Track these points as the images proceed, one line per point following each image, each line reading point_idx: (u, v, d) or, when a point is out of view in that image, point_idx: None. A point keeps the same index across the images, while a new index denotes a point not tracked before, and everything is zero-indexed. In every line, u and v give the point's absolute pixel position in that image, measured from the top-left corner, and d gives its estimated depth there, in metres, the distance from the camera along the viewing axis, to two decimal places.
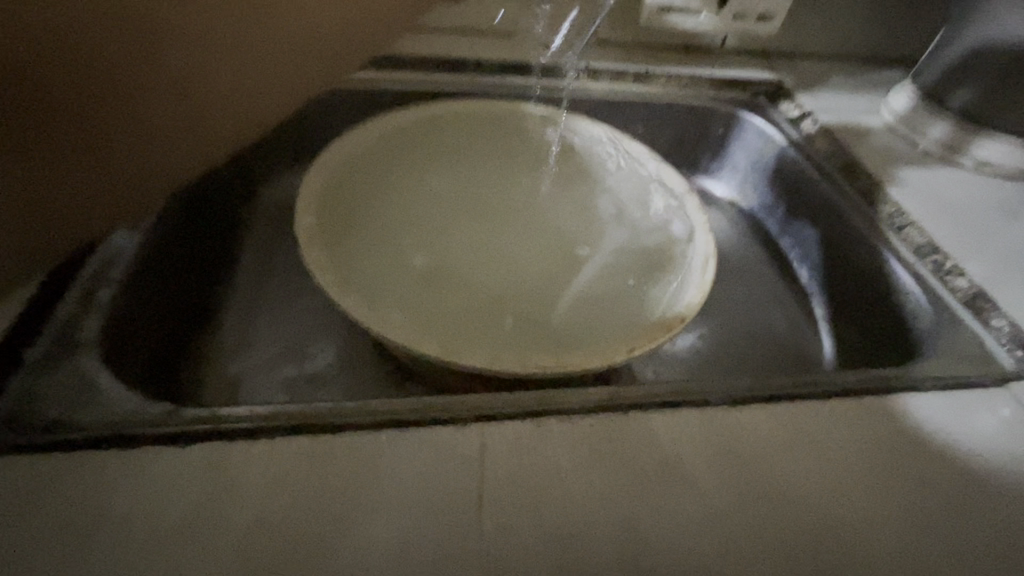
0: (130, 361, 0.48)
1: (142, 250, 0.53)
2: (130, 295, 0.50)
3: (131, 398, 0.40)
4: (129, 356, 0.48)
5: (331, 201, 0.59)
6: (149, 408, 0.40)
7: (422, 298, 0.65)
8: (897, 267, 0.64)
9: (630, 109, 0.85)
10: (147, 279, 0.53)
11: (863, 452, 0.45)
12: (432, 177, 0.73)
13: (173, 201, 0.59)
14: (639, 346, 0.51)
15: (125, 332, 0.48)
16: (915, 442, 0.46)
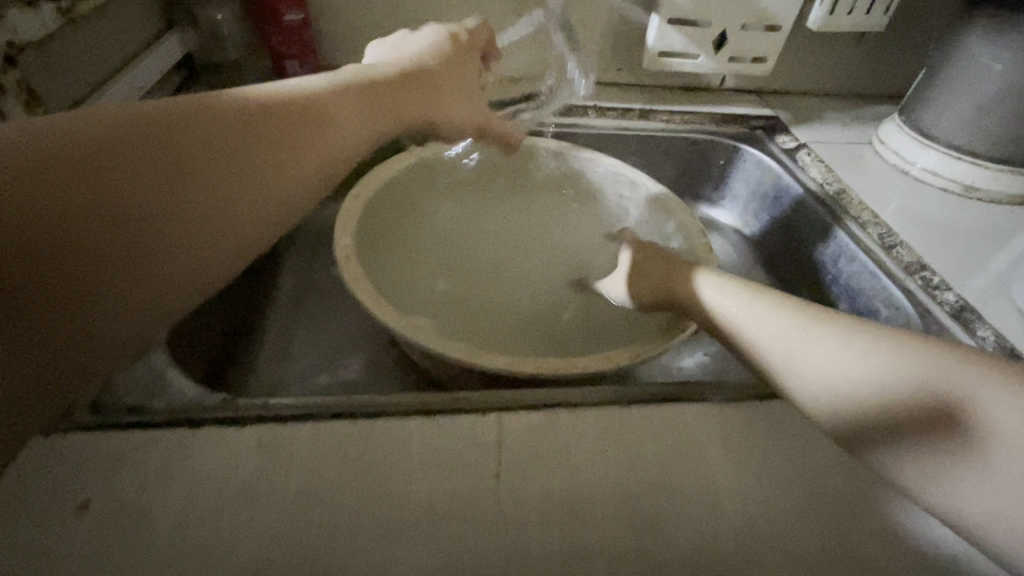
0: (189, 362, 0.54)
1: None
2: None
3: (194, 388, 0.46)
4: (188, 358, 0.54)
5: (367, 224, 0.67)
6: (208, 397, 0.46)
7: (445, 313, 0.71)
8: (887, 283, 0.68)
9: (635, 143, 0.93)
10: None
11: None
12: (456, 204, 0.80)
13: None
14: (642, 351, 0.56)
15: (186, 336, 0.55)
16: None
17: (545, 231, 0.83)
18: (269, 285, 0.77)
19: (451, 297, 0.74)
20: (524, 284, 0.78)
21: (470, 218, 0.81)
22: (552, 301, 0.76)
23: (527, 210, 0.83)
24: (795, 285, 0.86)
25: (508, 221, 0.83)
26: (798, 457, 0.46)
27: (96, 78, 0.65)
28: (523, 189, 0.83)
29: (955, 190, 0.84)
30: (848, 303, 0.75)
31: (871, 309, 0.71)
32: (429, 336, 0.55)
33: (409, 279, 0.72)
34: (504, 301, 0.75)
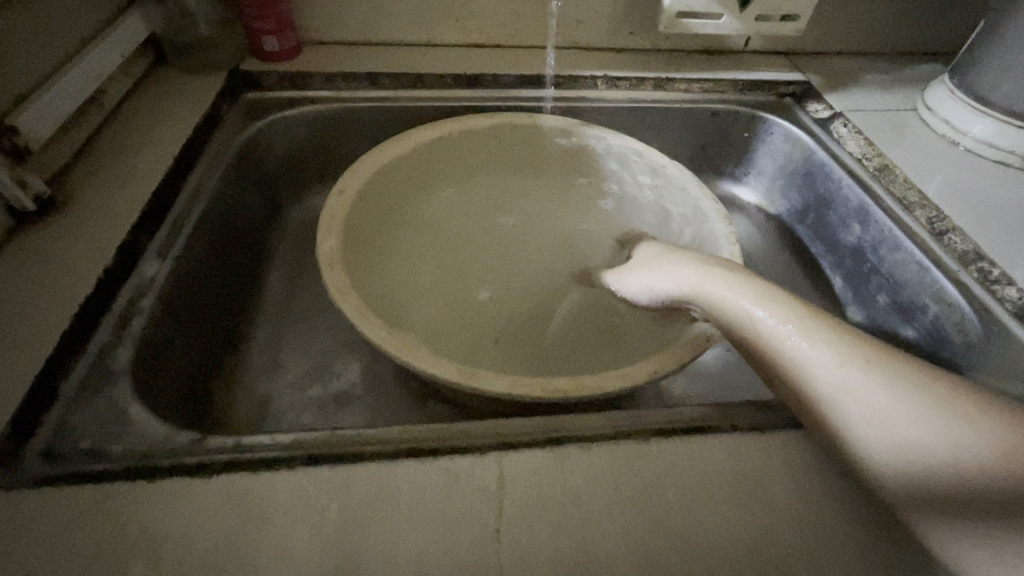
0: (160, 389, 0.49)
1: (173, 276, 0.53)
2: (161, 322, 0.50)
3: (159, 427, 0.41)
4: (159, 385, 0.49)
5: (355, 223, 0.60)
6: (175, 438, 0.41)
7: (441, 318, 0.65)
8: (939, 277, 0.60)
9: (650, 117, 0.84)
10: (181, 304, 0.54)
11: None
12: (453, 193, 0.74)
13: (208, 227, 0.61)
14: (663, 366, 0.49)
15: (156, 359, 0.49)
16: None
17: (553, 221, 0.77)
18: (258, 286, 0.72)
19: (450, 300, 0.68)
20: (530, 282, 0.72)
21: (469, 208, 0.75)
22: (561, 301, 0.70)
23: (532, 198, 0.77)
24: (828, 273, 0.79)
25: (510, 212, 0.77)
26: (843, 494, 0.41)
27: (46, 67, 0.59)
28: (526, 175, 0.76)
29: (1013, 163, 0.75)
30: (891, 296, 0.68)
31: (918, 304, 0.63)
32: (424, 353, 0.50)
33: (404, 281, 0.66)
34: (508, 302, 0.70)
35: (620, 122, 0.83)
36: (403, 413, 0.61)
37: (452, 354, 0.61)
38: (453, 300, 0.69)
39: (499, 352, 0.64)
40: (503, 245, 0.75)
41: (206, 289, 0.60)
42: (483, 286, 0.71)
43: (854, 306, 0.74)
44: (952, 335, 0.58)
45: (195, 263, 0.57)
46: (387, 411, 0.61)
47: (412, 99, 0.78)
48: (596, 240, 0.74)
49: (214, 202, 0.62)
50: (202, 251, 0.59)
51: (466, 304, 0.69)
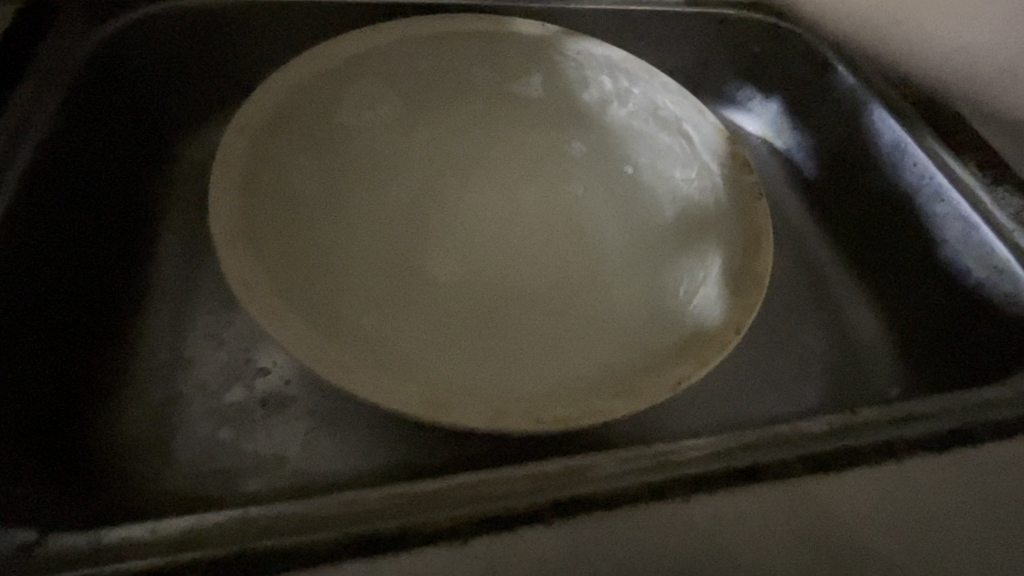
0: None
1: None
2: None
3: None
4: None
5: (249, 187, 0.43)
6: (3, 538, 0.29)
7: (356, 301, 0.45)
8: (987, 231, 0.49)
9: (649, 26, 0.65)
10: None
11: (969, 510, 0.35)
12: (388, 123, 0.54)
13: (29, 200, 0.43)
14: (684, 371, 0.39)
15: None
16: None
17: (519, 161, 0.56)
18: (141, 254, 0.53)
19: (368, 279, 0.46)
20: (483, 242, 0.52)
21: (409, 145, 0.54)
22: (527, 270, 0.50)
23: (484, 123, 0.56)
24: (841, 221, 0.63)
25: (459, 147, 0.55)
26: (900, 535, 0.33)
27: None
28: (482, 103, 0.56)
29: None
30: (918, 255, 0.55)
31: (958, 268, 0.52)
32: (372, 374, 0.37)
33: (322, 253, 0.46)
34: (454, 278, 0.49)
35: (612, 35, 0.65)
36: (351, 419, 0.48)
37: (384, 354, 0.42)
38: (361, 272, 0.47)
39: (444, 355, 0.43)
40: (445, 192, 0.53)
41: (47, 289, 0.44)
42: (410, 250, 0.49)
43: (871, 266, 0.60)
44: (995, 305, 0.49)
45: (20, 255, 0.42)
46: (332, 418, 0.48)
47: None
48: (575, 181, 0.55)
49: (46, 157, 0.45)
50: (36, 231, 0.43)
51: (390, 289, 0.46)
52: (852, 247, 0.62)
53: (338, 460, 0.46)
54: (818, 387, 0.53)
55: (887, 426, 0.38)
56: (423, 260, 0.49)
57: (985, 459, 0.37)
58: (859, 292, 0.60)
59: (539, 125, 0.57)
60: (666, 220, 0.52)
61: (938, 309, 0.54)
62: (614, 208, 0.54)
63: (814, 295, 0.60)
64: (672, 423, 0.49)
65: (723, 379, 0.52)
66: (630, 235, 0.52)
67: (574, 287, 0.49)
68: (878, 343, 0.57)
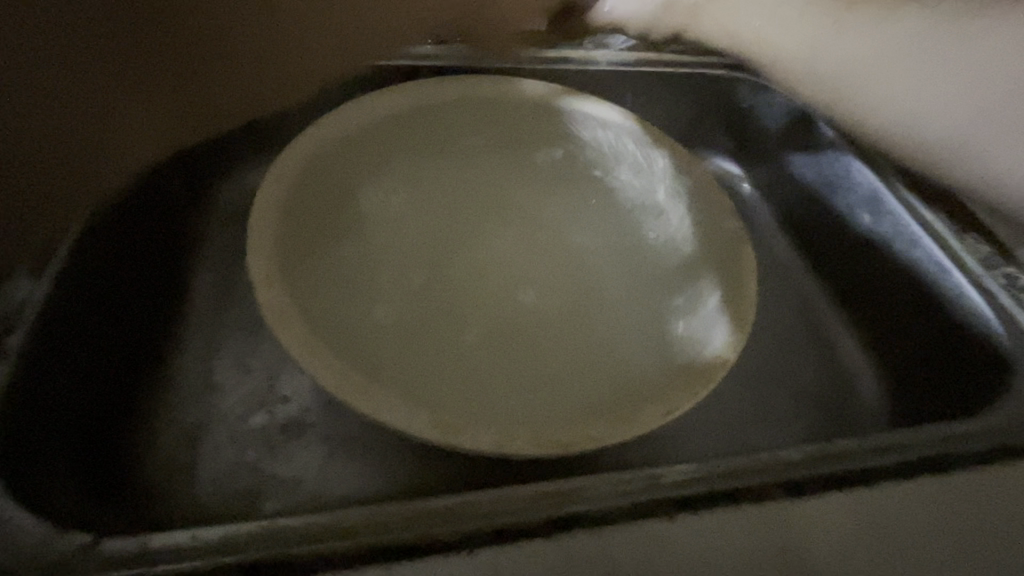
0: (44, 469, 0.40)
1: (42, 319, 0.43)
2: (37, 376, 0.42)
3: (39, 527, 0.33)
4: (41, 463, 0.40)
5: (280, 231, 0.47)
6: (60, 541, 0.33)
7: (374, 334, 0.49)
8: (959, 278, 0.53)
9: (644, 85, 0.70)
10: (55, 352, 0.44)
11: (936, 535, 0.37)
12: (406, 172, 0.59)
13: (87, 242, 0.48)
14: (673, 404, 0.42)
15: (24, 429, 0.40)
16: (990, 523, 0.38)
17: (525, 207, 0.61)
18: (178, 290, 0.58)
19: (386, 314, 0.51)
20: (492, 282, 0.56)
21: (424, 192, 0.59)
22: (531, 307, 0.55)
23: (493, 172, 0.61)
24: (825, 264, 0.67)
25: (469, 194, 0.60)
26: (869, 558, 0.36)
27: None
28: (491, 155, 0.61)
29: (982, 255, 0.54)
30: (897, 299, 0.59)
31: (933, 312, 0.55)
32: (389, 401, 0.41)
33: (343, 291, 0.50)
34: (465, 311, 0.53)
35: (611, 93, 0.71)
36: (364, 444, 0.51)
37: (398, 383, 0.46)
38: (379, 308, 0.51)
39: (454, 384, 0.47)
40: (457, 235, 0.58)
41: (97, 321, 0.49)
42: (426, 288, 0.54)
43: (853, 307, 0.64)
44: (969, 347, 0.52)
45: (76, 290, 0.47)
46: (347, 443, 0.51)
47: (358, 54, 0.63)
48: (576, 226, 0.60)
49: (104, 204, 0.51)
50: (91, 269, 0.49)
51: (406, 324, 0.51)
52: (836, 289, 0.66)
53: (354, 483, 0.49)
54: (804, 421, 0.56)
55: (861, 455, 0.41)
56: (435, 297, 0.54)
57: (952, 488, 0.39)
58: (845, 332, 0.63)
59: (543, 175, 0.62)
60: (658, 262, 0.56)
61: (916, 350, 0.57)
62: (610, 251, 0.58)
63: (800, 334, 0.63)
64: (665, 452, 0.51)
65: (715, 412, 0.55)
66: (625, 276, 0.56)
67: (575, 324, 0.53)
68: (863, 379, 0.60)
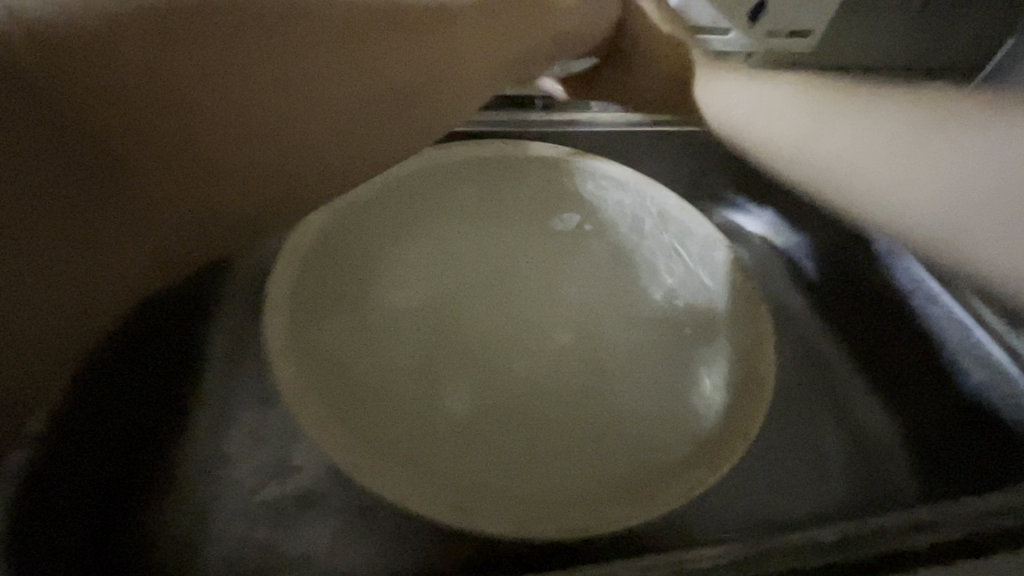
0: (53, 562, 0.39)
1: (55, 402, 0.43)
2: None
3: None
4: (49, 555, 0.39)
5: (294, 307, 0.47)
6: None
7: (387, 406, 0.49)
8: (985, 340, 0.55)
9: (650, 144, 0.71)
10: None
11: None
12: (420, 239, 0.60)
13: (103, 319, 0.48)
14: (699, 479, 0.41)
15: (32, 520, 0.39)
16: None
17: (539, 269, 0.61)
18: (189, 359, 0.58)
19: (399, 384, 0.51)
20: (506, 346, 0.56)
21: (436, 257, 0.60)
22: (546, 372, 0.55)
23: (503, 236, 0.62)
24: (841, 317, 0.66)
25: (481, 258, 0.61)
26: None
27: None
28: (502, 218, 0.62)
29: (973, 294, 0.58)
30: (918, 357, 0.60)
31: (960, 370, 0.57)
32: (405, 483, 0.40)
33: (356, 361, 0.51)
34: (479, 379, 0.53)
35: (617, 153, 0.72)
36: (378, 518, 0.50)
37: (410, 458, 0.44)
38: (394, 377, 0.51)
39: (475, 457, 0.47)
40: (470, 298, 0.59)
41: None
42: (439, 355, 0.54)
43: (872, 362, 0.63)
44: (997, 407, 0.54)
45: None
46: (359, 517, 0.50)
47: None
48: (588, 289, 0.60)
49: None
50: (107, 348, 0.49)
51: (420, 395, 0.51)
52: (854, 343, 0.64)
53: (366, 561, 0.48)
54: (830, 488, 0.54)
55: (896, 535, 0.39)
56: (450, 366, 0.54)
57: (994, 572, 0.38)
58: (869, 391, 0.61)
59: (555, 235, 0.63)
60: (671, 324, 0.56)
61: (940, 408, 0.58)
62: (623, 314, 0.58)
63: (818, 395, 0.61)
64: (685, 524, 0.50)
65: (736, 480, 0.53)
66: (639, 341, 0.56)
67: (589, 390, 0.53)
68: (889, 441, 0.58)
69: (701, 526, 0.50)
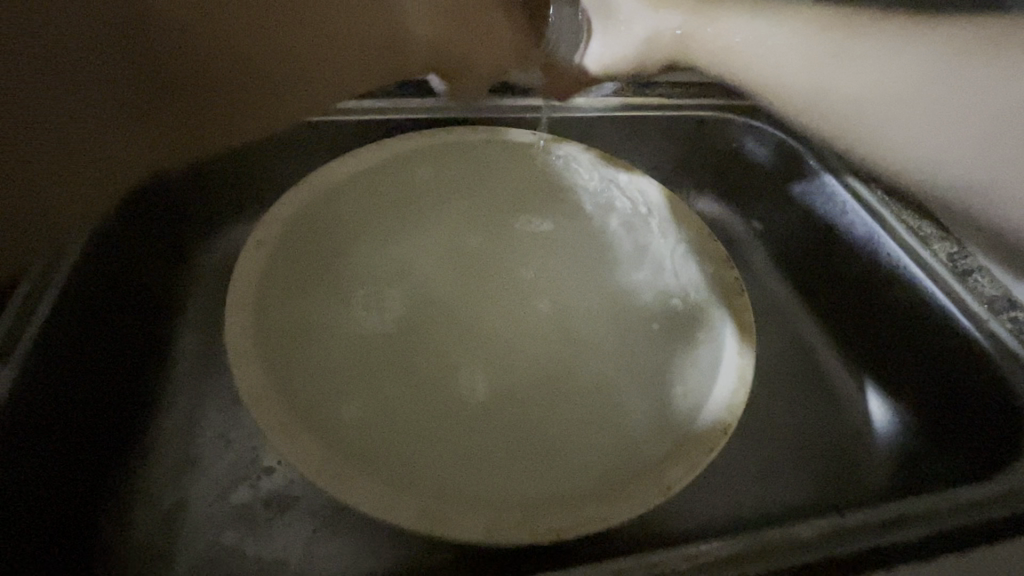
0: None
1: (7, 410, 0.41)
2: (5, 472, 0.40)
3: None
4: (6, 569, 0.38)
5: (259, 304, 0.45)
6: None
7: (360, 405, 0.47)
8: (960, 317, 0.53)
9: (632, 129, 0.69)
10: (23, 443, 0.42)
11: None
12: (395, 230, 0.58)
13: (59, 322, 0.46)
14: (676, 476, 0.40)
15: None
16: None
17: (519, 258, 0.60)
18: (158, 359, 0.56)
19: (373, 382, 0.49)
20: (485, 340, 0.55)
21: (413, 249, 0.58)
22: (526, 366, 0.53)
23: (481, 226, 0.60)
24: (824, 305, 0.66)
25: (458, 248, 0.59)
26: None
27: None
28: (480, 208, 0.60)
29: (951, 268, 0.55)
30: (896, 338, 0.58)
31: (936, 350, 0.54)
32: (375, 487, 0.38)
33: (329, 359, 0.49)
34: (456, 375, 0.52)
35: (598, 139, 0.70)
36: (355, 519, 0.49)
37: (383, 461, 0.43)
38: (369, 373, 0.50)
39: (451, 456, 0.46)
40: (447, 291, 0.57)
41: (71, 404, 0.47)
42: (415, 351, 0.53)
43: (855, 349, 0.62)
44: (975, 388, 0.51)
45: (49, 372, 0.45)
46: (335, 518, 0.49)
47: (332, 113, 0.60)
48: (569, 280, 0.59)
49: (80, 280, 0.49)
50: (65, 352, 0.47)
51: (395, 392, 0.49)
52: (837, 331, 0.64)
53: (341, 564, 0.46)
54: (813, 477, 0.54)
55: (878, 528, 0.38)
56: (428, 360, 0.52)
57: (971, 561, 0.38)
58: (850, 378, 0.61)
59: (535, 225, 0.61)
60: (652, 314, 0.55)
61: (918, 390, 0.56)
62: (604, 303, 0.57)
63: (801, 383, 0.61)
64: (667, 517, 0.49)
65: (719, 471, 0.53)
66: (620, 332, 0.55)
67: (569, 383, 0.52)
68: (870, 424, 0.58)
69: (685, 518, 0.49)
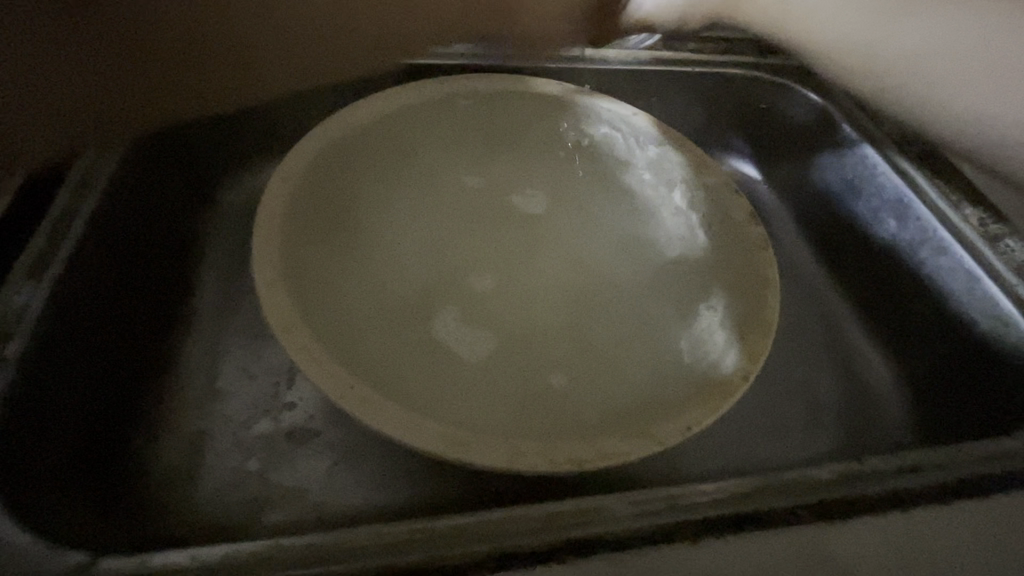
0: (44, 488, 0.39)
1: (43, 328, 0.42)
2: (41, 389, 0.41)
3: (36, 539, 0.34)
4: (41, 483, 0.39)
5: (285, 235, 0.45)
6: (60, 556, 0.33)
7: (381, 341, 0.48)
8: (986, 282, 0.51)
9: (661, 83, 0.68)
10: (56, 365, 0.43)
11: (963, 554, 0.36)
12: (417, 174, 0.57)
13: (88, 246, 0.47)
14: (696, 418, 0.40)
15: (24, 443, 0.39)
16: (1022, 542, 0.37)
17: (541, 206, 0.59)
18: (182, 292, 0.56)
19: (395, 319, 0.50)
20: (504, 286, 0.55)
21: (433, 193, 0.58)
22: (546, 313, 0.53)
23: (505, 173, 0.60)
24: (848, 268, 0.65)
25: (481, 194, 0.59)
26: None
27: None
28: (504, 154, 0.60)
29: (979, 234, 0.54)
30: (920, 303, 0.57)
31: (957, 315, 0.54)
32: (394, 411, 0.39)
33: (351, 296, 0.49)
34: (476, 317, 0.52)
35: (625, 94, 0.68)
36: (373, 453, 0.50)
37: (403, 393, 0.44)
38: (389, 312, 0.50)
39: (470, 394, 0.46)
40: (467, 236, 0.57)
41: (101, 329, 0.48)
42: (436, 293, 0.53)
43: (877, 312, 0.62)
44: (991, 353, 0.51)
45: (77, 297, 0.46)
46: (355, 452, 0.50)
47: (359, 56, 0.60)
48: (591, 229, 0.58)
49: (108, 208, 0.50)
50: (94, 278, 0.47)
51: (416, 332, 0.49)
52: (859, 295, 0.63)
53: (361, 495, 0.47)
54: (828, 432, 0.54)
55: (894, 475, 0.39)
56: (447, 304, 0.52)
57: (984, 507, 0.38)
58: (869, 341, 0.61)
59: (558, 173, 0.60)
60: (675, 265, 0.55)
61: (941, 354, 0.55)
62: (627, 254, 0.57)
63: (820, 343, 0.61)
64: (681, 463, 0.50)
65: (734, 424, 0.53)
66: (641, 282, 0.55)
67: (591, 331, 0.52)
68: (887, 387, 0.58)
69: (698, 465, 0.50)
